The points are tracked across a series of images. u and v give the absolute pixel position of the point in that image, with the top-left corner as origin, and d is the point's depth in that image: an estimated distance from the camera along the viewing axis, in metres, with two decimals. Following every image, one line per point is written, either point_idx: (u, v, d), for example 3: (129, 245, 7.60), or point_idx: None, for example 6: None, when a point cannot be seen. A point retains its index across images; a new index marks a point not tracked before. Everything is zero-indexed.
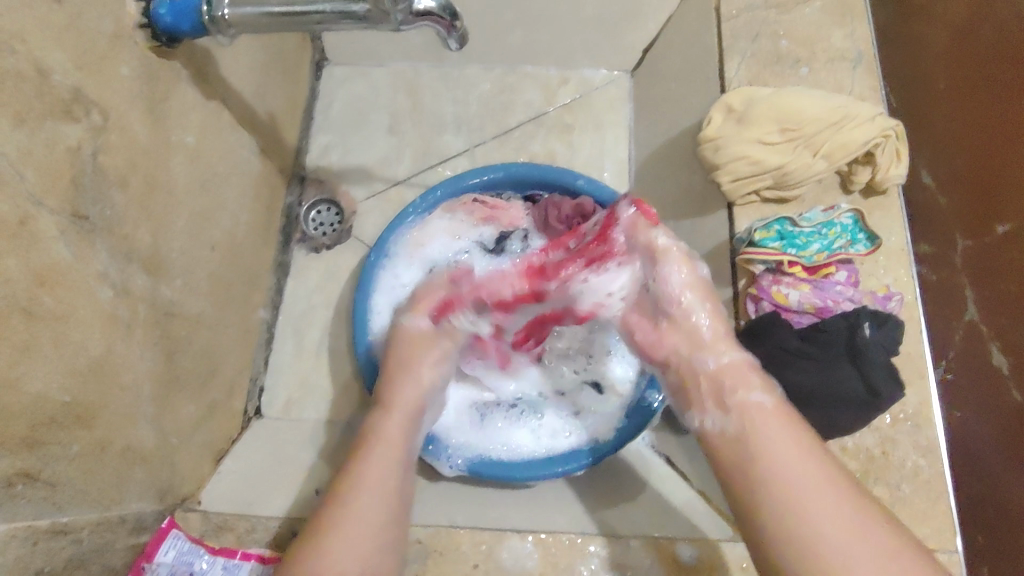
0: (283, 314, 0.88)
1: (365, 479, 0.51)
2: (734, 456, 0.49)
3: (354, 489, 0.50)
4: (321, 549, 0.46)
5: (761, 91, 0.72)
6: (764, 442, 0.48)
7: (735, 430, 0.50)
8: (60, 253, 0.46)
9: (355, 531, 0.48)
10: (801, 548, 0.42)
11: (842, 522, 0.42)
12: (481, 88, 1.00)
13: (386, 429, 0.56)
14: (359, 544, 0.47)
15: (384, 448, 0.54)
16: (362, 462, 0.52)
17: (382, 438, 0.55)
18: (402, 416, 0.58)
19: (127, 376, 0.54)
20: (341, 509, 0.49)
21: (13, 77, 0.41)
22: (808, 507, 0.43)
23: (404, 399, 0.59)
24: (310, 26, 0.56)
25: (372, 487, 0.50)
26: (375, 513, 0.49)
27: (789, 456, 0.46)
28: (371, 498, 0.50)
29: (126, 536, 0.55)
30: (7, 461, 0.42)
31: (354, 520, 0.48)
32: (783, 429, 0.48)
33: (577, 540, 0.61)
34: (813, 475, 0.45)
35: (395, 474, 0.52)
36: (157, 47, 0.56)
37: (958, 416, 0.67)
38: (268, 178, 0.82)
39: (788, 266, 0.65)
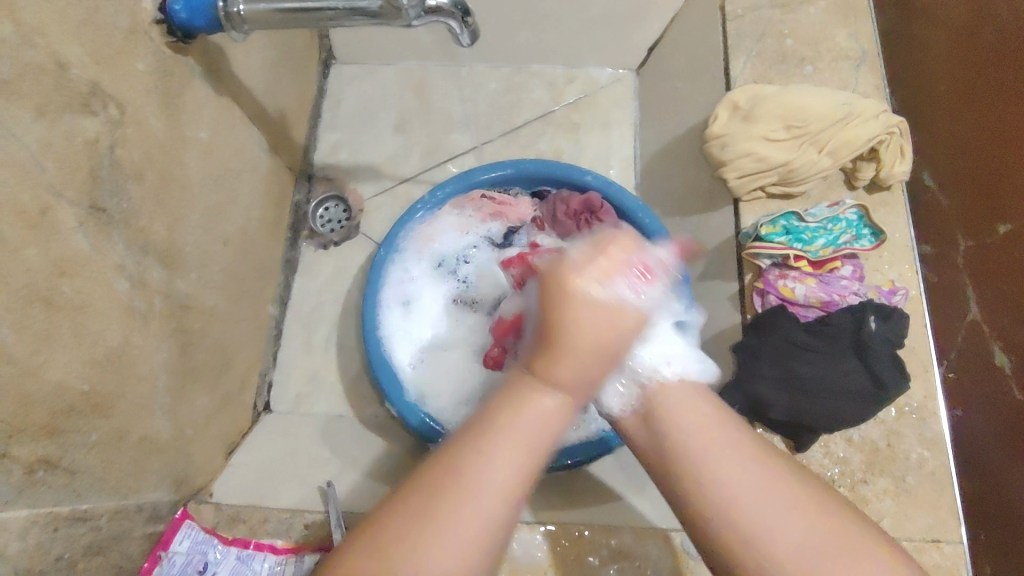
0: (292, 310, 0.88)
1: (484, 466, 0.39)
2: (645, 439, 0.46)
3: (474, 460, 0.39)
4: (427, 514, 0.38)
5: (767, 89, 0.73)
6: (679, 429, 0.44)
7: (646, 417, 0.46)
8: (78, 244, 0.47)
9: (462, 515, 0.38)
10: (723, 528, 0.40)
11: (761, 487, 0.41)
12: (488, 86, 1.01)
13: (529, 415, 0.41)
14: (473, 528, 0.38)
15: (509, 443, 0.40)
16: (496, 435, 0.40)
17: (518, 425, 0.40)
18: (564, 400, 0.41)
19: (143, 366, 0.55)
20: (466, 461, 0.39)
21: (34, 70, 0.42)
22: (724, 483, 0.41)
23: (579, 381, 0.42)
24: (322, 22, 0.56)
25: (491, 482, 0.39)
26: (490, 506, 0.38)
27: (697, 430, 0.44)
28: (490, 489, 0.39)
29: (141, 525, 0.56)
30: (28, 448, 0.42)
31: (477, 493, 0.38)
32: (699, 404, 0.46)
33: (587, 531, 0.61)
34: (724, 446, 0.42)
35: (525, 463, 0.40)
36: (172, 42, 0.57)
37: (959, 415, 0.67)
38: (278, 174, 0.83)
39: (794, 260, 0.66)
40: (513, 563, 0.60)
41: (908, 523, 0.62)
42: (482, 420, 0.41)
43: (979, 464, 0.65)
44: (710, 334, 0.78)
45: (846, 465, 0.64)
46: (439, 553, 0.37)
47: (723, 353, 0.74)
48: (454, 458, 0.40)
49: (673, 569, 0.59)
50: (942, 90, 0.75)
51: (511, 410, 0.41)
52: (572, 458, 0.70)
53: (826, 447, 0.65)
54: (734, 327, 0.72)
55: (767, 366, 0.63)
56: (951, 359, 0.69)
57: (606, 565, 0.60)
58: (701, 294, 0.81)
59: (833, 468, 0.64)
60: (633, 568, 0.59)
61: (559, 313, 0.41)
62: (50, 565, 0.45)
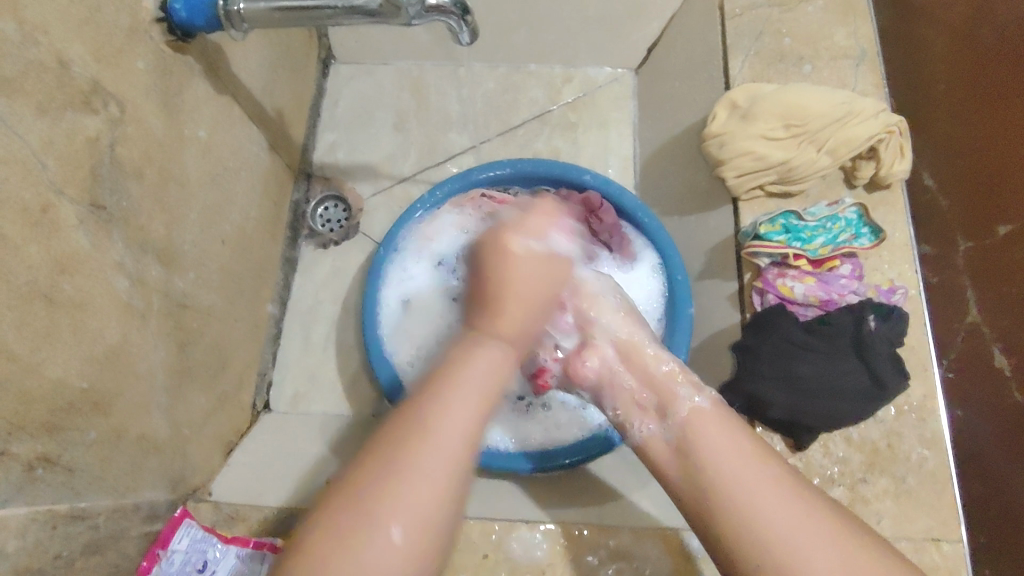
0: (290, 309, 0.88)
1: (448, 417, 0.45)
2: (676, 461, 0.50)
3: (437, 422, 0.45)
4: (395, 469, 0.43)
5: (766, 88, 0.73)
6: (705, 447, 0.49)
7: (676, 438, 0.51)
8: (78, 242, 0.47)
9: (420, 470, 0.43)
10: (747, 536, 0.44)
11: (795, 518, 0.44)
12: (486, 86, 1.01)
13: (473, 365, 0.49)
14: (438, 472, 0.43)
15: (463, 385, 0.47)
16: (453, 393, 0.47)
17: (466, 376, 0.48)
18: (504, 349, 0.52)
19: (142, 365, 0.55)
20: (428, 421, 0.45)
21: (36, 68, 0.42)
22: (763, 510, 0.44)
23: (512, 328, 0.53)
24: (321, 20, 0.57)
25: (453, 429, 0.45)
26: (449, 459, 0.44)
27: (727, 454, 0.47)
28: (450, 439, 0.45)
29: (139, 524, 0.56)
30: (27, 445, 0.43)
31: (435, 446, 0.44)
32: (730, 434, 0.49)
33: (586, 531, 0.61)
34: (760, 475, 0.46)
35: (481, 400, 0.48)
36: (173, 41, 0.57)
37: (959, 415, 0.66)
38: (277, 174, 0.83)
39: (793, 259, 0.66)
40: (512, 562, 0.60)
41: (907, 521, 0.62)
42: (442, 390, 0.47)
43: (980, 466, 0.64)
44: (709, 334, 0.78)
45: (845, 464, 0.64)
46: (407, 497, 0.42)
47: (722, 352, 0.74)
48: (413, 422, 0.45)
49: (673, 567, 0.59)
50: (942, 90, 0.75)
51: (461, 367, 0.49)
52: (570, 458, 0.72)
53: (825, 446, 0.65)
54: (732, 327, 0.72)
55: (766, 366, 0.63)
56: (950, 360, 0.68)
57: (606, 564, 0.60)
58: (700, 293, 0.81)
59: (832, 467, 0.64)
60: (632, 567, 0.59)
61: (506, 278, 0.55)
62: (49, 562, 0.45)
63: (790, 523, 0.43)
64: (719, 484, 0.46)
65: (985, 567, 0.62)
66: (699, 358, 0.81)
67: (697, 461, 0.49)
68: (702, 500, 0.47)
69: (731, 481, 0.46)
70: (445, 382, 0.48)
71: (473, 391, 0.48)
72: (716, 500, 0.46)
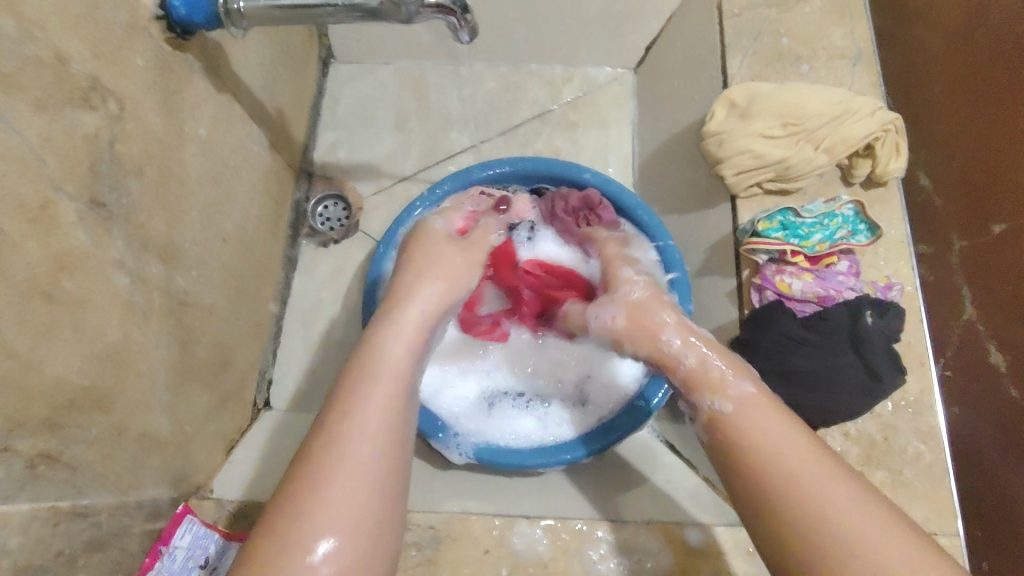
0: (291, 308, 0.88)
1: (361, 410, 0.45)
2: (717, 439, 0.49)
3: (346, 420, 0.45)
4: (314, 479, 0.42)
5: (764, 87, 0.74)
6: (749, 417, 0.48)
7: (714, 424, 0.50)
8: (79, 239, 0.47)
9: (340, 476, 0.42)
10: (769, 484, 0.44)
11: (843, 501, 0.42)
12: (486, 85, 1.01)
13: (381, 365, 0.49)
14: (358, 475, 0.43)
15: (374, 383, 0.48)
16: (365, 389, 0.47)
17: (375, 370, 0.48)
18: (409, 341, 0.52)
19: (142, 362, 0.55)
20: (340, 426, 0.45)
21: (35, 64, 0.42)
22: (809, 487, 0.43)
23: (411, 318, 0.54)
24: (321, 18, 0.57)
25: (361, 430, 0.45)
26: (369, 459, 0.44)
27: (774, 438, 0.46)
28: (362, 438, 0.44)
29: (141, 521, 0.56)
30: (29, 442, 0.43)
31: (353, 445, 0.44)
32: (772, 417, 0.48)
33: (584, 526, 0.62)
34: (805, 458, 0.45)
35: (391, 394, 0.47)
36: (172, 40, 0.57)
37: (956, 414, 0.67)
38: (277, 172, 0.83)
39: (791, 256, 0.67)
40: (514, 557, 0.60)
41: (904, 515, 0.63)
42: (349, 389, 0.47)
43: (978, 464, 0.65)
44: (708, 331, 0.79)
45: (843, 459, 0.65)
46: (331, 500, 0.41)
47: (722, 349, 0.74)
48: (327, 429, 0.45)
49: (673, 560, 0.59)
50: (938, 90, 0.76)
51: (368, 365, 0.49)
52: (572, 454, 0.71)
53: (824, 441, 0.65)
54: (732, 323, 0.73)
55: (764, 361, 0.64)
56: (948, 358, 0.69)
57: (606, 558, 0.60)
58: (700, 290, 0.82)
59: None
60: (634, 562, 0.60)
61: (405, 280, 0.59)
62: (51, 559, 0.45)
63: (806, 478, 0.44)
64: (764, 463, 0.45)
65: (983, 562, 0.64)
66: None
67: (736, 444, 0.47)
68: (724, 455, 0.48)
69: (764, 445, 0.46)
70: (354, 381, 0.47)
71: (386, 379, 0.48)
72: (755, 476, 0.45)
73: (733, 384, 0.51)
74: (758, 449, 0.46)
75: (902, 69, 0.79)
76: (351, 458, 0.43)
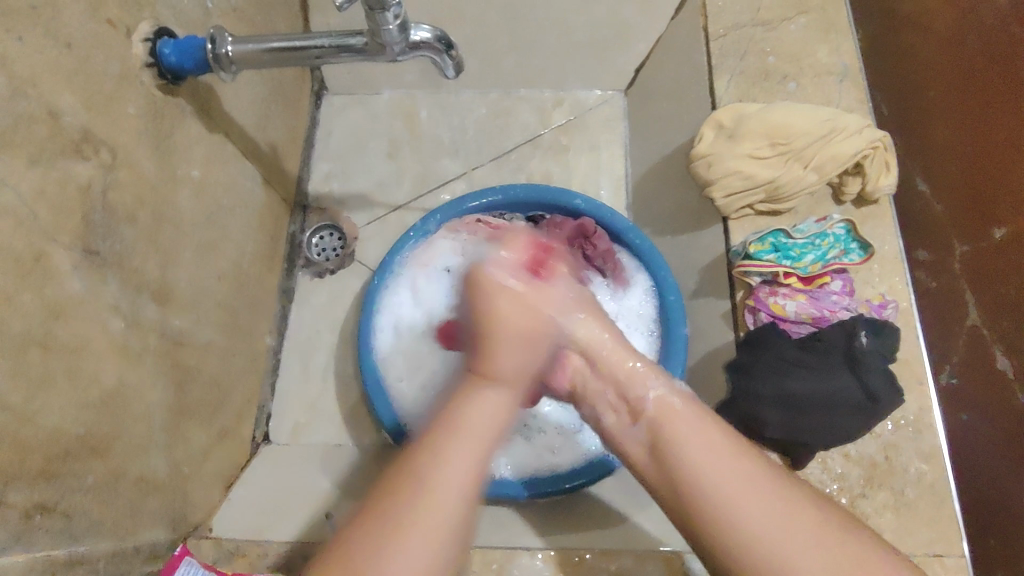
0: (289, 338, 0.88)
1: (450, 472, 0.46)
2: (657, 465, 0.50)
3: (438, 468, 0.46)
4: (430, 481, 0.45)
5: (750, 108, 0.74)
6: (683, 454, 0.48)
7: (650, 439, 0.52)
8: (73, 288, 0.47)
9: (436, 510, 0.44)
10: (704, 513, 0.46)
11: (785, 522, 0.44)
12: (477, 112, 1.02)
13: (472, 414, 0.50)
14: (448, 522, 0.44)
15: (465, 436, 0.48)
16: (455, 442, 0.48)
17: (468, 422, 0.49)
18: (502, 394, 0.52)
19: (138, 405, 0.55)
20: (433, 470, 0.46)
21: (26, 120, 0.43)
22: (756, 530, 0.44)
23: (507, 373, 0.54)
24: (309, 60, 0.58)
25: (449, 477, 0.46)
26: (457, 502, 0.45)
27: (710, 465, 0.47)
28: (450, 501, 0.45)
29: (140, 564, 0.55)
30: (26, 492, 0.43)
31: (441, 491, 0.45)
32: (709, 437, 0.49)
33: (587, 556, 0.60)
34: (744, 483, 0.45)
35: (482, 452, 0.48)
36: (163, 84, 0.58)
37: (964, 419, 0.67)
38: (272, 207, 0.84)
39: (784, 277, 0.66)
40: None
41: (909, 538, 0.61)
42: (437, 442, 0.48)
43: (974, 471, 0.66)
44: (706, 351, 0.78)
45: (844, 481, 0.64)
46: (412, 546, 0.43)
47: (717, 372, 0.74)
48: (411, 480, 0.45)
49: None
50: (932, 94, 0.78)
51: (463, 417, 0.50)
52: (570, 482, 0.73)
53: (824, 463, 0.64)
54: (728, 345, 0.72)
55: (761, 385, 0.63)
56: (954, 364, 0.69)
57: None
58: (695, 312, 0.81)
59: (832, 485, 0.63)
60: None
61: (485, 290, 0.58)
62: None
63: (743, 498, 0.45)
64: (713, 487, 0.46)
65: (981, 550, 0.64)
66: (694, 377, 0.81)
67: (674, 471, 0.49)
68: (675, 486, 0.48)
69: (712, 487, 0.46)
70: (447, 431, 0.48)
71: (484, 432, 0.49)
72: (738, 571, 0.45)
73: (654, 379, 0.54)
74: (690, 475, 0.47)
75: (896, 78, 0.82)
76: (459, 460, 0.47)
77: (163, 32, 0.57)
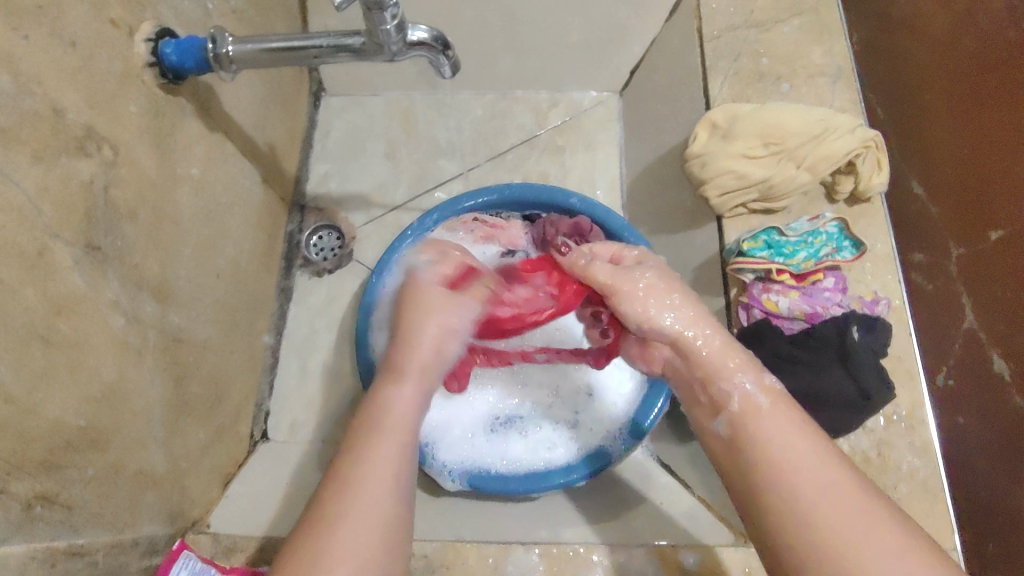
0: (288, 337, 0.89)
1: (367, 464, 0.45)
2: (729, 450, 0.50)
3: (359, 464, 0.45)
4: (354, 477, 0.44)
5: (744, 108, 0.75)
6: (764, 439, 0.48)
7: (730, 431, 0.50)
8: (74, 283, 0.48)
9: (360, 504, 0.43)
10: (774, 493, 0.45)
11: (860, 518, 0.42)
12: (474, 113, 1.03)
13: (392, 408, 0.49)
14: (370, 515, 0.43)
15: (386, 431, 0.47)
16: (375, 437, 0.47)
17: (390, 418, 0.48)
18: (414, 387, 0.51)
19: (138, 401, 0.56)
20: (353, 467, 0.45)
21: (31, 117, 0.44)
22: (827, 519, 0.42)
23: (419, 365, 0.52)
24: (307, 60, 0.59)
25: (375, 468, 0.45)
26: (384, 493, 0.44)
27: (791, 448, 0.46)
28: (374, 493, 0.44)
29: (138, 558, 0.56)
30: (27, 484, 0.43)
31: (367, 485, 0.44)
32: (794, 430, 0.48)
33: (581, 550, 0.61)
34: (818, 471, 0.45)
35: (404, 442, 0.47)
36: (164, 84, 0.59)
37: (960, 422, 0.66)
38: (271, 206, 0.85)
39: (776, 273, 0.67)
40: None
41: None
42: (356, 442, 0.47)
43: (972, 475, 0.65)
44: None
45: None
46: (342, 543, 0.41)
47: None
48: (339, 478, 0.45)
49: None
50: (927, 96, 0.79)
51: (380, 413, 0.49)
52: (566, 476, 0.74)
53: None
54: None
55: None
56: (950, 367, 0.68)
57: None
58: None
59: None
60: None
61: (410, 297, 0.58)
62: None
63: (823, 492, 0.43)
64: (789, 475, 0.45)
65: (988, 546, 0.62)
66: None
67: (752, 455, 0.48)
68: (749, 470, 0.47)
69: (787, 472, 0.45)
70: (368, 430, 0.47)
71: (402, 422, 0.49)
72: (771, 525, 0.45)
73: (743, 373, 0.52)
74: (769, 454, 0.47)
75: (894, 80, 0.83)
76: (381, 451, 0.46)
77: (165, 32, 0.58)
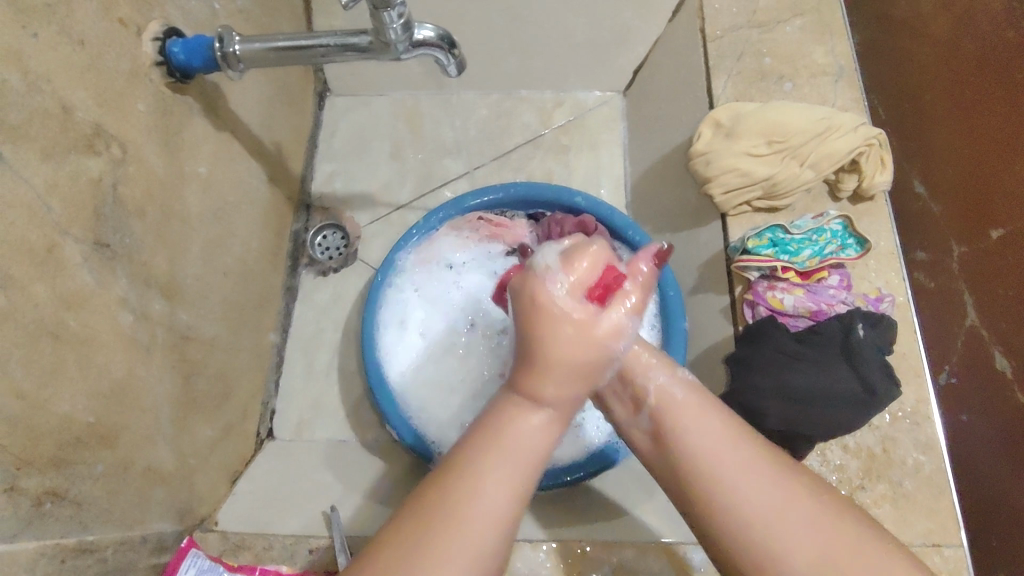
0: (293, 336, 0.89)
1: (481, 498, 0.42)
2: (658, 452, 0.49)
3: (473, 487, 0.42)
4: (460, 499, 0.42)
5: (748, 106, 0.76)
6: (691, 438, 0.47)
7: (652, 426, 0.49)
8: (83, 280, 0.48)
9: (473, 534, 0.41)
10: (702, 502, 0.45)
11: (779, 502, 0.43)
12: (478, 113, 1.04)
13: (518, 432, 0.44)
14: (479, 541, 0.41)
15: (507, 457, 0.43)
16: (493, 461, 0.43)
17: (511, 448, 0.43)
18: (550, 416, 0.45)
19: (146, 398, 0.56)
20: (463, 491, 0.42)
21: (41, 115, 0.44)
22: (755, 518, 0.43)
23: (560, 397, 0.45)
24: (314, 58, 0.59)
25: (489, 510, 0.42)
26: (493, 527, 0.42)
27: (713, 446, 0.46)
28: (484, 526, 0.41)
29: (147, 556, 0.56)
30: (37, 479, 0.44)
31: (478, 518, 0.41)
32: (716, 425, 0.47)
33: (587, 548, 0.61)
34: (742, 463, 0.45)
35: (524, 476, 0.43)
36: (172, 83, 0.60)
37: (964, 418, 0.67)
38: (277, 205, 0.85)
39: (781, 271, 0.68)
40: None
41: (908, 528, 0.62)
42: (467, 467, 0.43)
43: (974, 469, 0.66)
44: (706, 347, 0.79)
45: (843, 472, 0.64)
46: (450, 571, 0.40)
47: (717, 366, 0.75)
48: (445, 504, 0.42)
49: None
50: (929, 97, 0.79)
51: (502, 440, 0.44)
52: (570, 475, 0.73)
53: (823, 454, 0.65)
54: (728, 339, 0.73)
55: (760, 378, 0.64)
56: (952, 365, 0.69)
57: None
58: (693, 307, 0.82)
59: (832, 476, 0.64)
60: None
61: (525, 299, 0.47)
62: None
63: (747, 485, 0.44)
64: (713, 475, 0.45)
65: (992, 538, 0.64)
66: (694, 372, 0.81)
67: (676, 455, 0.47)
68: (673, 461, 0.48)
69: (716, 477, 0.45)
70: (484, 452, 0.43)
71: (527, 453, 0.44)
72: (708, 528, 0.45)
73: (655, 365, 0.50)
74: (690, 462, 0.46)
75: (893, 80, 0.82)
76: (500, 484, 0.42)
77: (173, 31, 0.58)
